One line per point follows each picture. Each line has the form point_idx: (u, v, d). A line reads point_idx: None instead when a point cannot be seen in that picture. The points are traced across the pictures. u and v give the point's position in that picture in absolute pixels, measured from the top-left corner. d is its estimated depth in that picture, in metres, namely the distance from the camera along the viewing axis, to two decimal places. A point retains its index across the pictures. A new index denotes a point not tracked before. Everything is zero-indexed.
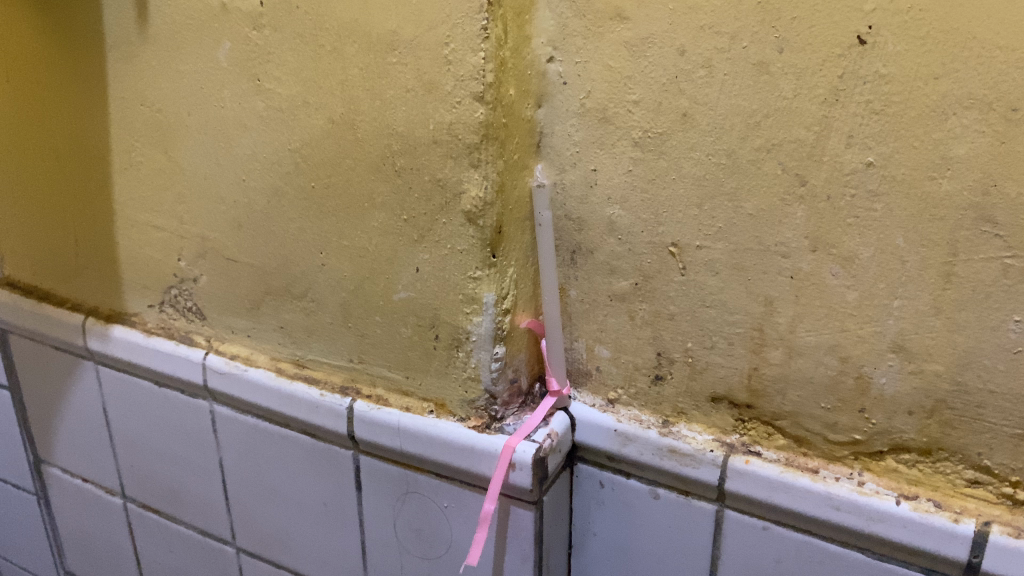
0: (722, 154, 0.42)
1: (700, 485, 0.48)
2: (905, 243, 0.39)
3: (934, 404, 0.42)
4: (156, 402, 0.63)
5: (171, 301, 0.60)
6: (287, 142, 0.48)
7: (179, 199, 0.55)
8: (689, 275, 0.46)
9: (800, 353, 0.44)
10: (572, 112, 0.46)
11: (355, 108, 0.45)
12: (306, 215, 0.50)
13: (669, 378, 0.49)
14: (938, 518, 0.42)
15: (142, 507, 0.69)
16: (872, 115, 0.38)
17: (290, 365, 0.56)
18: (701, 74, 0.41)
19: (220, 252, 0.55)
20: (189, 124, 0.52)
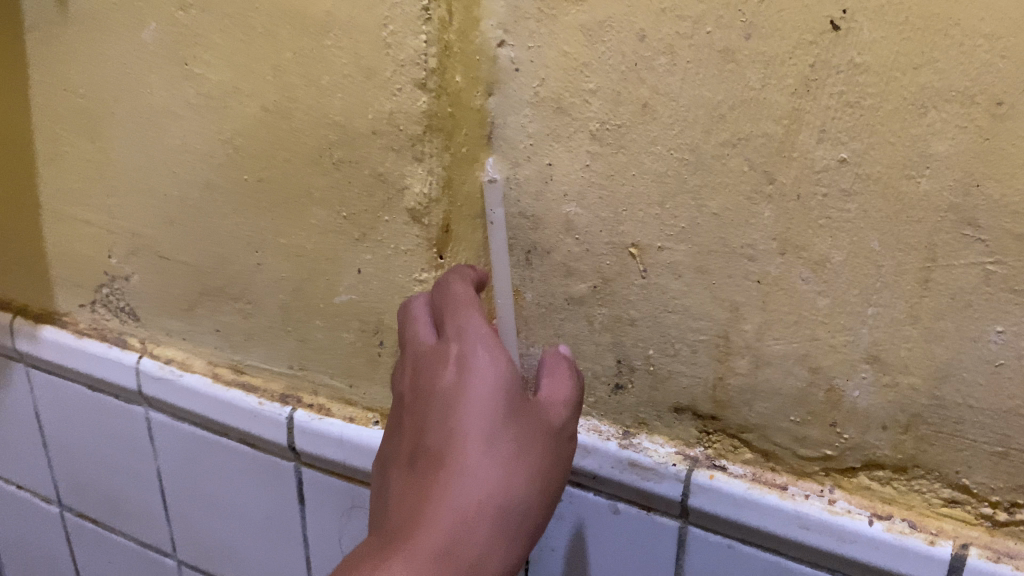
0: (685, 148, 0.39)
1: (663, 501, 0.45)
2: (880, 247, 0.36)
3: (910, 419, 0.39)
4: (89, 408, 0.59)
5: (103, 301, 0.56)
6: (219, 131, 0.45)
7: (108, 191, 0.52)
8: (651, 278, 0.42)
9: (768, 363, 0.41)
10: (525, 101, 0.42)
11: (289, 95, 0.41)
12: (240, 210, 0.46)
13: (630, 387, 0.46)
14: (913, 539, 0.39)
15: (80, 517, 0.66)
16: (846, 108, 0.34)
17: (228, 371, 0.52)
18: (662, 62, 0.38)
19: (152, 249, 0.51)
20: (116, 112, 0.48)
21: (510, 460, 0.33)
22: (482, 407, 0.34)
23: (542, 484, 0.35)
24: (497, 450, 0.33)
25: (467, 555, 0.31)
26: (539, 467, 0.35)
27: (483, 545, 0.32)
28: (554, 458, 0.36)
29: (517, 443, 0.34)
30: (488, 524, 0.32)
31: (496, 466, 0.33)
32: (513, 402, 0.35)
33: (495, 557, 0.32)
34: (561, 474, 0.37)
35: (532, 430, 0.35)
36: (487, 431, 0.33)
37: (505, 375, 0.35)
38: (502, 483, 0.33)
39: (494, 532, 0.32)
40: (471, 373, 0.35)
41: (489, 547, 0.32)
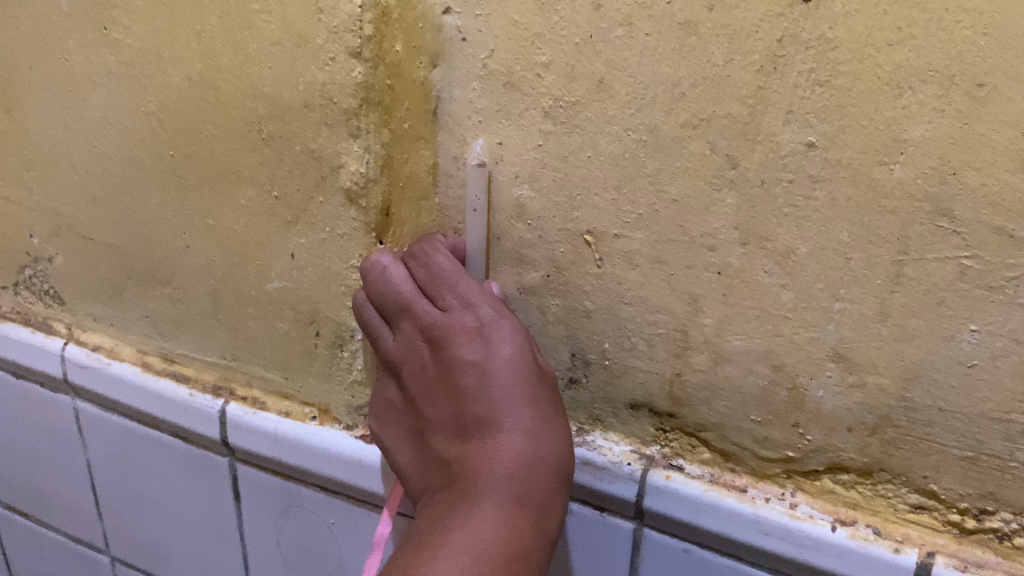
0: (643, 129, 0.36)
1: (616, 502, 0.42)
2: (849, 238, 0.34)
3: (877, 421, 0.37)
4: (12, 397, 0.56)
5: (26, 283, 0.53)
6: (142, 103, 0.41)
7: (26, 165, 0.48)
8: (607, 267, 0.40)
9: (729, 359, 0.39)
10: (473, 75, 0.39)
11: (215, 64, 0.38)
12: (166, 188, 0.43)
13: (585, 382, 0.44)
14: (878, 548, 0.37)
15: (9, 510, 0.62)
16: (815, 88, 0.32)
17: (158, 360, 0.49)
18: (620, 34, 0.35)
19: (75, 229, 0.48)
20: (32, 79, 0.45)
21: (546, 405, 0.35)
22: (514, 366, 0.34)
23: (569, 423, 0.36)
24: (539, 400, 0.35)
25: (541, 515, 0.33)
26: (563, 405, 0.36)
27: (550, 493, 0.34)
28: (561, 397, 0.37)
29: (547, 388, 0.35)
30: (549, 476, 0.34)
31: (539, 413, 0.34)
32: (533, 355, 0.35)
33: (556, 502, 0.34)
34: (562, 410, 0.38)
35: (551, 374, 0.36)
36: (525, 387, 0.34)
37: (519, 335, 0.36)
38: (549, 429, 0.34)
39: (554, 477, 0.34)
40: (494, 338, 0.35)
41: (554, 492, 0.34)
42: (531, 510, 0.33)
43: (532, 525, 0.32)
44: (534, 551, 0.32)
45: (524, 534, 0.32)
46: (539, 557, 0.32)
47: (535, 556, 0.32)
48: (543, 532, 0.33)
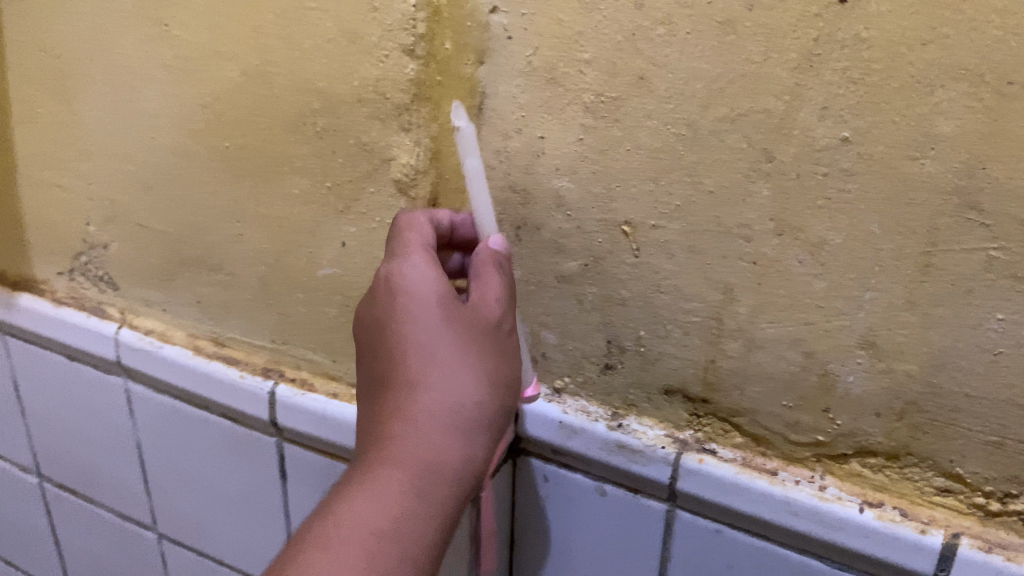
0: (682, 123, 0.37)
1: (650, 483, 0.44)
2: (879, 230, 0.35)
3: (904, 406, 0.38)
4: (66, 379, 0.58)
5: (81, 270, 0.55)
6: (197, 96, 0.43)
7: (83, 156, 0.50)
8: (643, 257, 0.41)
9: (761, 346, 0.40)
10: (517, 71, 0.40)
11: (271, 59, 0.40)
12: (220, 178, 0.45)
13: (620, 368, 0.45)
14: (904, 528, 0.38)
15: (59, 488, 0.65)
16: (849, 85, 0.33)
17: (208, 343, 0.51)
18: (660, 32, 0.36)
19: (129, 217, 0.50)
20: (91, 73, 0.47)
21: (443, 352, 0.33)
22: (414, 319, 0.34)
23: (500, 368, 0.34)
24: (430, 350, 0.34)
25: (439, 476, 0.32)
26: (488, 350, 0.34)
27: (420, 446, 0.32)
28: (502, 341, 0.35)
29: (455, 335, 0.34)
30: (452, 433, 0.33)
31: (426, 364, 0.33)
32: (440, 304, 0.34)
33: (456, 452, 0.33)
34: (514, 355, 0.36)
35: (469, 319, 0.34)
36: (409, 341, 0.34)
37: (432, 286, 0.35)
38: (434, 379, 0.33)
39: (432, 427, 0.33)
40: (403, 294, 0.35)
41: (435, 444, 0.32)
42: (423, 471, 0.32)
43: (392, 481, 0.32)
44: (389, 508, 0.31)
45: (386, 492, 0.31)
46: (387, 515, 0.31)
47: (394, 513, 0.31)
48: (430, 485, 0.32)
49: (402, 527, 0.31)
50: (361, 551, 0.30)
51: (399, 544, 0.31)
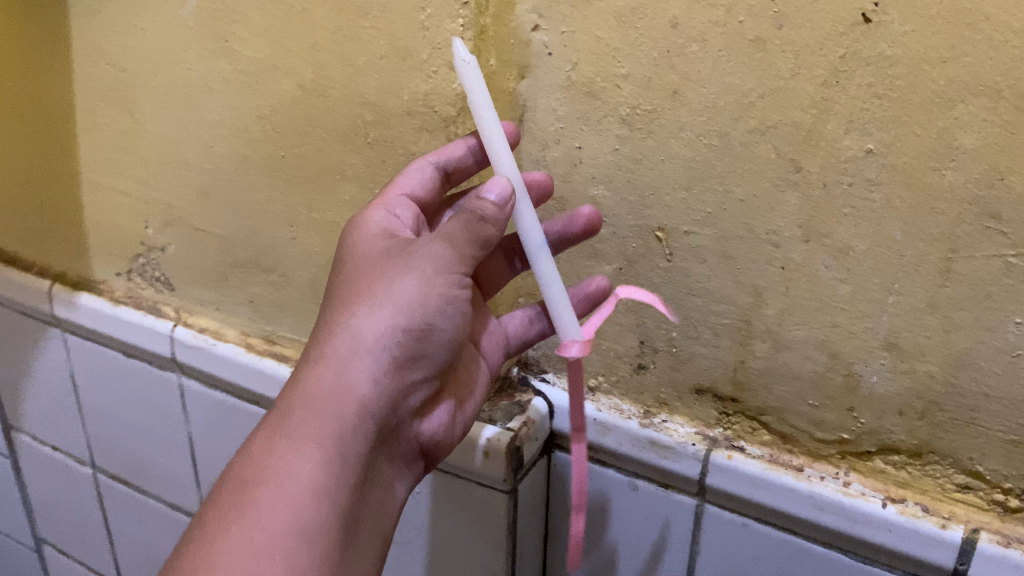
0: (714, 135, 0.39)
1: (681, 478, 0.46)
2: (902, 237, 0.37)
3: (926, 405, 0.40)
4: (122, 374, 0.61)
5: (139, 270, 0.58)
6: (255, 108, 0.46)
7: (144, 162, 0.53)
8: (676, 261, 0.43)
9: (788, 347, 0.42)
10: (556, 84, 0.43)
11: (326, 74, 0.42)
12: (275, 185, 0.47)
13: (652, 368, 0.47)
14: (925, 523, 0.40)
15: (112, 478, 0.68)
16: (874, 100, 0.35)
17: (260, 341, 0.54)
18: (694, 49, 0.38)
19: (187, 221, 0.53)
20: (154, 85, 0.49)
21: (345, 294, 0.38)
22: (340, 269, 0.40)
23: (389, 296, 0.37)
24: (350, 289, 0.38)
25: (341, 392, 0.37)
26: (386, 280, 0.37)
27: (307, 382, 0.37)
28: (414, 266, 0.37)
29: (357, 277, 0.39)
30: (358, 353, 0.37)
31: (333, 309, 0.39)
32: (361, 250, 0.39)
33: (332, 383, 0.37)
34: (430, 277, 0.37)
35: (378, 256, 0.39)
36: (333, 289, 0.39)
37: (366, 231, 0.40)
38: (334, 320, 0.38)
39: (321, 363, 0.37)
40: (342, 249, 0.40)
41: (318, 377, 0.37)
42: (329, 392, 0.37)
43: (286, 417, 0.37)
44: (279, 443, 0.36)
45: (277, 426, 0.37)
46: (280, 448, 0.36)
47: (280, 447, 0.36)
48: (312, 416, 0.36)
49: (285, 462, 0.35)
50: (239, 484, 0.35)
51: (279, 477, 0.35)
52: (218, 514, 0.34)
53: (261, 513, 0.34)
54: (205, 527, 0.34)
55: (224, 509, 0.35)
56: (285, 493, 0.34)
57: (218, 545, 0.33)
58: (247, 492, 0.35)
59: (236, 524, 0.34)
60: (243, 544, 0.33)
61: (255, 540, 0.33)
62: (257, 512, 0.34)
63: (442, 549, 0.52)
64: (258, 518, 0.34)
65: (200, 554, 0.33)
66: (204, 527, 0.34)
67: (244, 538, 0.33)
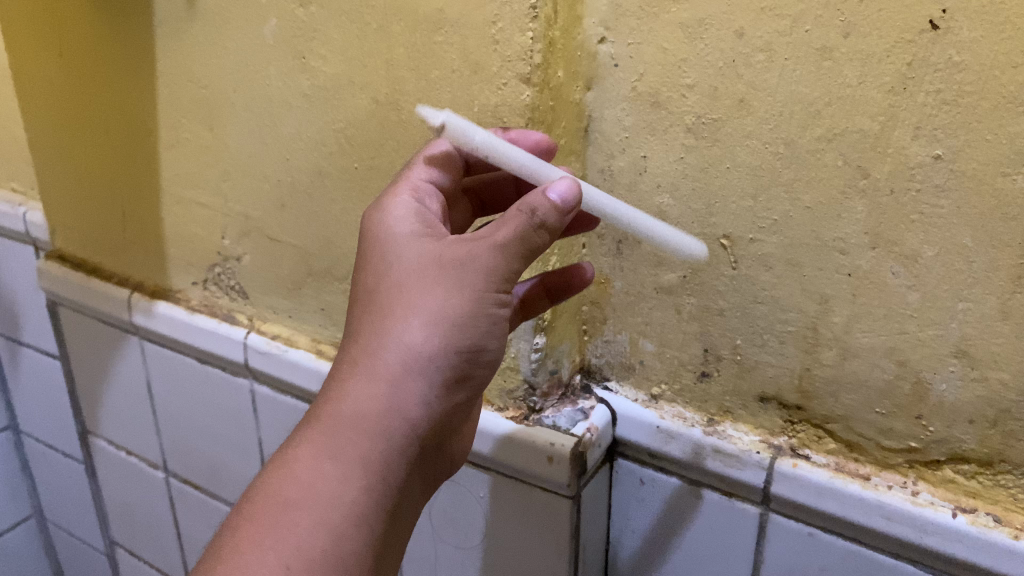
0: (780, 143, 0.40)
1: (745, 487, 0.46)
2: (972, 243, 0.37)
3: (998, 414, 0.39)
4: (198, 379, 0.64)
5: (215, 279, 0.61)
6: (331, 122, 0.48)
7: (223, 176, 0.55)
8: (741, 269, 0.44)
9: (855, 354, 0.42)
10: (622, 96, 0.44)
11: (399, 88, 0.44)
12: (348, 196, 0.49)
13: (716, 376, 0.48)
14: (997, 533, 0.39)
15: (183, 482, 0.71)
16: (943, 106, 0.35)
17: (330, 348, 0.56)
18: (760, 59, 0.39)
19: (262, 231, 0.55)
20: (234, 102, 0.52)
21: (383, 298, 0.36)
22: (372, 261, 0.37)
23: (437, 312, 0.34)
24: (394, 294, 0.35)
25: (384, 417, 0.35)
26: (433, 291, 0.35)
27: (344, 395, 0.35)
28: (462, 278, 0.35)
29: (396, 281, 0.36)
30: (407, 375, 0.35)
31: (369, 313, 0.36)
32: (399, 251, 0.36)
33: (374, 402, 0.35)
34: (482, 293, 0.34)
35: (420, 260, 0.36)
36: (366, 287, 0.37)
37: (402, 226, 0.37)
38: (372, 327, 0.35)
39: (359, 376, 0.35)
40: (371, 240, 0.38)
41: (358, 394, 0.35)
42: (374, 413, 0.35)
43: (320, 434, 0.35)
44: (314, 463, 0.34)
45: (310, 442, 0.35)
46: (312, 466, 0.34)
47: (316, 467, 0.34)
48: (352, 438, 0.35)
49: (322, 486, 0.34)
50: (269, 504, 0.34)
51: (314, 504, 0.34)
52: (252, 534, 0.33)
53: (295, 539, 0.33)
54: (230, 547, 0.33)
55: (251, 530, 0.33)
56: (323, 523, 0.33)
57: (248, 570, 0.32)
58: (279, 517, 0.33)
59: (273, 550, 0.33)
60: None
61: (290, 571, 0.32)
62: (294, 541, 0.33)
63: (505, 554, 0.53)
64: (294, 548, 0.33)
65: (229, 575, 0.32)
66: (233, 546, 0.33)
67: (278, 567, 0.32)
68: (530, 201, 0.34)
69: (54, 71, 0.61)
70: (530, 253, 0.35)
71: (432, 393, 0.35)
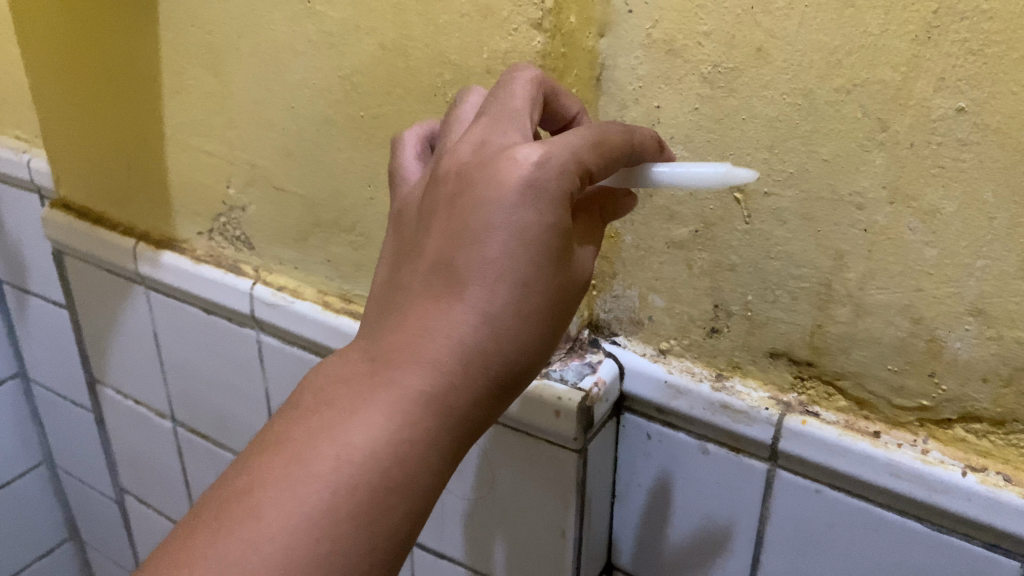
0: (798, 93, 0.39)
1: (754, 443, 0.46)
2: (994, 199, 0.36)
3: (1012, 372, 0.39)
4: (204, 330, 0.64)
5: (221, 229, 0.60)
6: (336, 68, 0.47)
7: (229, 124, 0.54)
8: (755, 223, 0.43)
9: (869, 312, 0.41)
10: (637, 43, 0.43)
11: (407, 33, 0.43)
12: (355, 144, 0.48)
13: (726, 332, 0.47)
14: (1007, 493, 0.39)
15: (190, 432, 0.72)
16: (968, 56, 0.34)
17: (337, 300, 0.55)
18: (780, 5, 0.37)
19: (268, 180, 0.54)
20: (239, 47, 0.51)
21: (463, 268, 0.31)
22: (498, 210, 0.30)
23: (528, 309, 0.31)
24: (528, 280, 0.31)
25: (484, 413, 0.32)
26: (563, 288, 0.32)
27: (460, 382, 0.31)
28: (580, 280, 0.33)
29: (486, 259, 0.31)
30: (518, 374, 0.32)
31: (490, 285, 0.31)
32: (487, 228, 0.30)
33: (482, 393, 0.32)
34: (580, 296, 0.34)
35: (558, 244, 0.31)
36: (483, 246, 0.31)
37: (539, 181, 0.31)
38: (499, 307, 0.31)
39: (477, 362, 0.31)
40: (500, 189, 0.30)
41: (476, 382, 0.31)
42: (478, 411, 0.32)
43: (427, 415, 0.31)
44: (414, 446, 0.31)
45: (413, 423, 0.31)
46: (385, 455, 0.30)
47: (414, 449, 0.31)
48: (455, 427, 0.32)
49: (418, 473, 0.31)
50: (362, 475, 0.30)
51: (406, 492, 0.31)
52: (336, 500, 0.30)
53: (383, 524, 0.30)
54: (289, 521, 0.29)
55: (313, 494, 0.30)
56: (409, 507, 0.31)
57: (336, 541, 0.29)
58: (353, 501, 0.30)
59: (362, 527, 0.30)
60: (364, 559, 0.30)
61: (377, 551, 0.30)
62: (383, 523, 0.30)
63: (510, 505, 0.53)
64: (382, 530, 0.30)
65: (313, 543, 0.29)
66: (316, 508, 0.29)
67: (366, 547, 0.30)
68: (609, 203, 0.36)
69: (54, 15, 0.60)
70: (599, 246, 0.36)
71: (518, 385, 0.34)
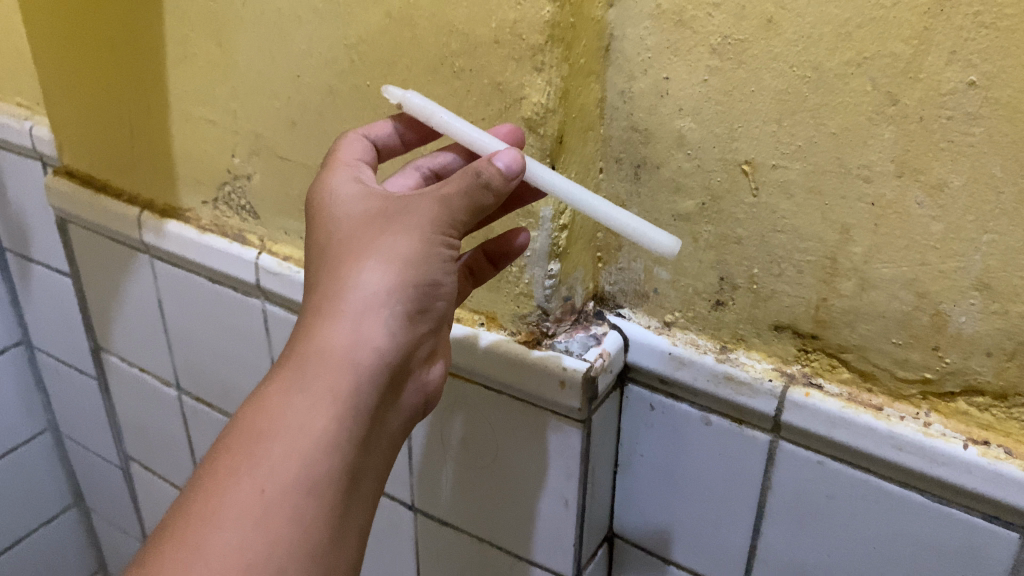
0: (807, 66, 0.38)
1: (757, 415, 0.47)
2: (1001, 173, 0.36)
3: (1016, 346, 0.39)
4: (209, 299, 0.64)
5: (225, 199, 0.60)
6: (342, 37, 0.46)
7: (232, 93, 0.54)
8: (761, 196, 0.43)
9: (874, 285, 0.41)
10: (645, 13, 0.42)
11: (414, 3, 0.43)
12: (361, 114, 0.48)
13: (731, 305, 0.47)
14: (1007, 466, 0.39)
15: (196, 401, 0.72)
16: (980, 29, 0.34)
17: None
18: None
19: (273, 150, 0.54)
20: (243, 16, 0.50)
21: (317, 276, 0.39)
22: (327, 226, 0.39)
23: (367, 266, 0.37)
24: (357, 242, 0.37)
25: (352, 357, 0.36)
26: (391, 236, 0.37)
27: (312, 336, 0.36)
28: (415, 221, 0.37)
29: (344, 240, 0.38)
30: (372, 318, 0.36)
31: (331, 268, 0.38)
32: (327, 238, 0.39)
33: (336, 338, 0.36)
34: (434, 235, 0.37)
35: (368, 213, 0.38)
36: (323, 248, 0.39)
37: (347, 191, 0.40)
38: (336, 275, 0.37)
39: (325, 318, 0.37)
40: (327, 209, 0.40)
41: (330, 334, 0.36)
42: (343, 356, 0.36)
43: (292, 372, 0.36)
44: (284, 398, 0.35)
45: (282, 381, 0.36)
46: (272, 408, 0.35)
47: (286, 400, 0.35)
48: (321, 370, 0.35)
49: (291, 417, 0.34)
50: (245, 439, 0.34)
51: (285, 433, 0.34)
52: (227, 462, 0.34)
53: (268, 467, 0.33)
54: (201, 490, 0.34)
55: (221, 464, 0.34)
56: (291, 449, 0.34)
57: (226, 490, 0.33)
58: (244, 452, 0.34)
59: (246, 478, 0.33)
60: (254, 499, 0.33)
61: (267, 492, 0.33)
62: (268, 464, 0.33)
63: (514, 475, 0.53)
64: (269, 472, 0.33)
65: (207, 502, 0.33)
66: (215, 473, 0.34)
67: (254, 491, 0.33)
68: (475, 166, 0.36)
69: None
70: (479, 213, 0.37)
71: (395, 325, 0.37)
